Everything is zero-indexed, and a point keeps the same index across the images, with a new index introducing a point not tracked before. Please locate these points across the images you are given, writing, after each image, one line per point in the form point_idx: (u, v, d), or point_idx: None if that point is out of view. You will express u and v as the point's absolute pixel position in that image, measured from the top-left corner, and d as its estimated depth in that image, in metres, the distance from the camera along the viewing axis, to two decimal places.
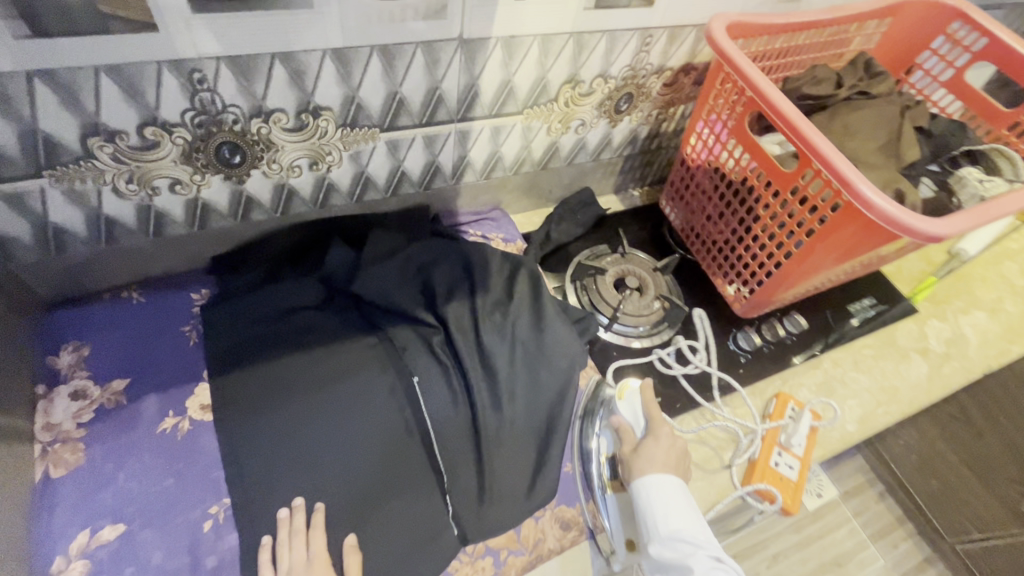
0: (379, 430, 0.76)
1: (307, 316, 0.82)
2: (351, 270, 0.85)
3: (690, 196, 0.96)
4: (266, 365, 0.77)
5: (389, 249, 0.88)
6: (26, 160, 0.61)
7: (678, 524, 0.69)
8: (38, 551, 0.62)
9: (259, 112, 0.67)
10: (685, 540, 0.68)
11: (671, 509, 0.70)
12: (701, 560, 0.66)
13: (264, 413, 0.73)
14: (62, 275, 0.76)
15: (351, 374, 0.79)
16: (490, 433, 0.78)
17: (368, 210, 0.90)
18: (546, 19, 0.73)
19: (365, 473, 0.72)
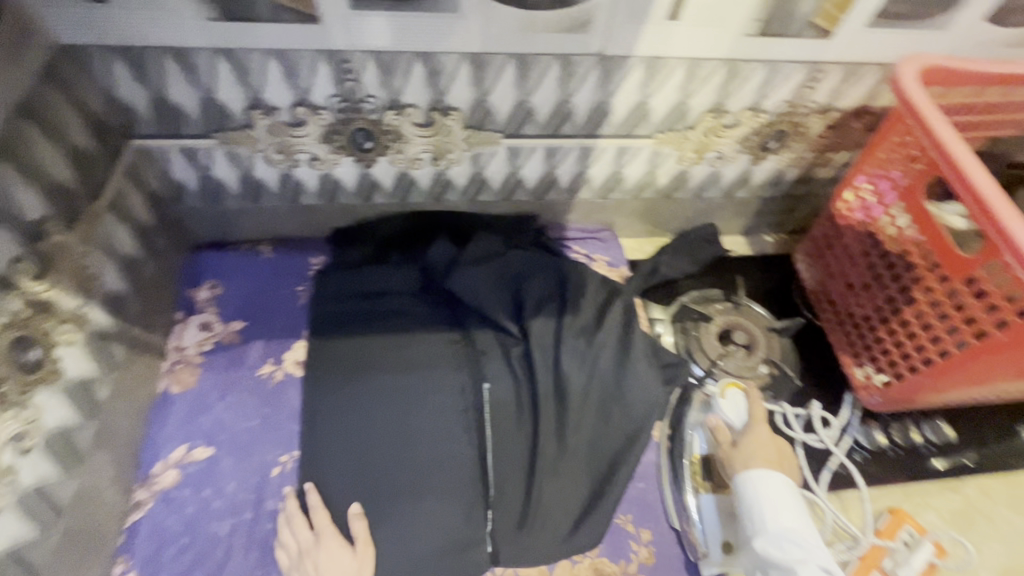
0: (440, 426, 0.77)
1: (399, 301, 0.86)
2: (450, 264, 0.87)
3: (830, 257, 0.83)
4: (355, 341, 0.82)
5: (489, 251, 0.88)
6: (203, 121, 0.70)
7: (792, 523, 0.58)
8: (146, 452, 0.72)
9: (394, 105, 0.71)
10: (798, 541, 0.57)
11: (779, 509, 0.59)
12: (811, 571, 0.55)
13: (341, 383, 0.79)
14: (215, 222, 0.87)
15: (426, 366, 0.81)
16: (546, 460, 0.75)
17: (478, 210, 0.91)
18: (699, 42, 0.67)
19: (419, 463, 0.74)
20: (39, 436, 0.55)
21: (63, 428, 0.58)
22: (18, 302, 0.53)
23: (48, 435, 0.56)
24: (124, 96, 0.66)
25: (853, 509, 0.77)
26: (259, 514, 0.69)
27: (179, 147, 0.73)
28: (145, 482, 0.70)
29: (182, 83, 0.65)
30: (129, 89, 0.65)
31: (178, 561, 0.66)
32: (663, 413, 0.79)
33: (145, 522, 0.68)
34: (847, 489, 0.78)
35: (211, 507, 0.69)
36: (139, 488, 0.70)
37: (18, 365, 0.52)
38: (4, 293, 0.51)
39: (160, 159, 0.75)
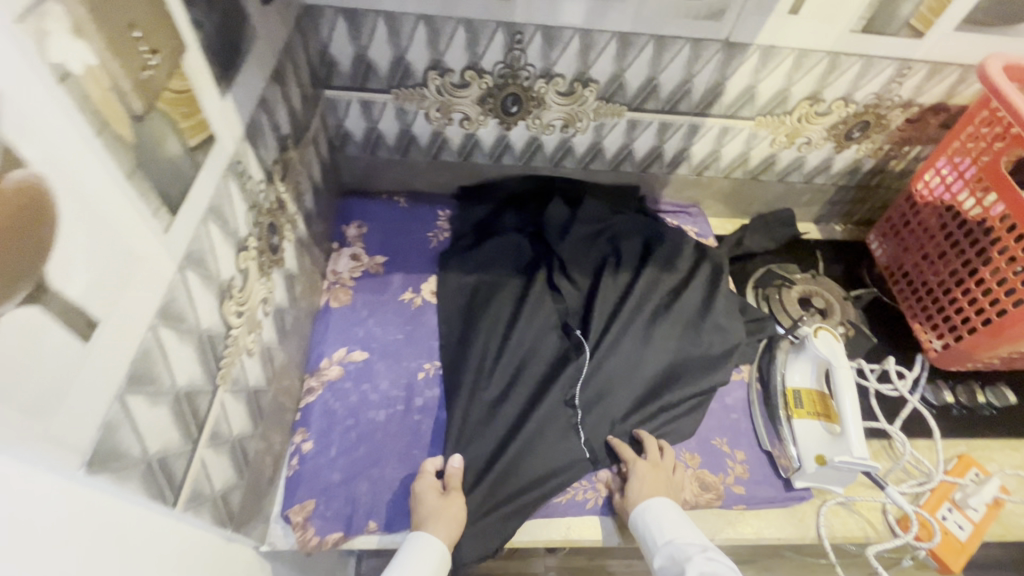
0: (556, 364, 0.84)
1: (512, 255, 0.96)
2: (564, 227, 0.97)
3: (908, 233, 0.93)
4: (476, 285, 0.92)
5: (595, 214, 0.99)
6: (387, 78, 0.85)
7: (674, 535, 0.69)
8: (313, 352, 0.85)
9: (546, 74, 0.85)
10: (680, 545, 0.68)
11: (668, 523, 0.70)
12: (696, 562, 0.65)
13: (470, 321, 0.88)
14: (365, 171, 1.02)
15: (539, 312, 0.89)
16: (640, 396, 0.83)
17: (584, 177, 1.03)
18: (811, 36, 0.80)
19: (529, 391, 0.82)
20: (272, 306, 0.68)
21: (281, 306, 0.71)
22: (273, 195, 0.66)
23: (275, 308, 0.69)
24: (334, 51, 0.81)
25: (925, 453, 0.86)
26: (410, 408, 0.81)
27: (360, 99, 0.88)
28: (315, 373, 0.83)
29: (384, 43, 0.80)
30: (341, 44, 0.80)
31: (346, 437, 0.77)
32: (752, 358, 0.89)
33: (317, 405, 0.80)
34: (916, 436, 0.87)
35: (369, 398, 0.81)
36: (310, 377, 0.82)
37: (269, 244, 0.66)
38: (268, 185, 0.65)
39: (341, 109, 0.90)
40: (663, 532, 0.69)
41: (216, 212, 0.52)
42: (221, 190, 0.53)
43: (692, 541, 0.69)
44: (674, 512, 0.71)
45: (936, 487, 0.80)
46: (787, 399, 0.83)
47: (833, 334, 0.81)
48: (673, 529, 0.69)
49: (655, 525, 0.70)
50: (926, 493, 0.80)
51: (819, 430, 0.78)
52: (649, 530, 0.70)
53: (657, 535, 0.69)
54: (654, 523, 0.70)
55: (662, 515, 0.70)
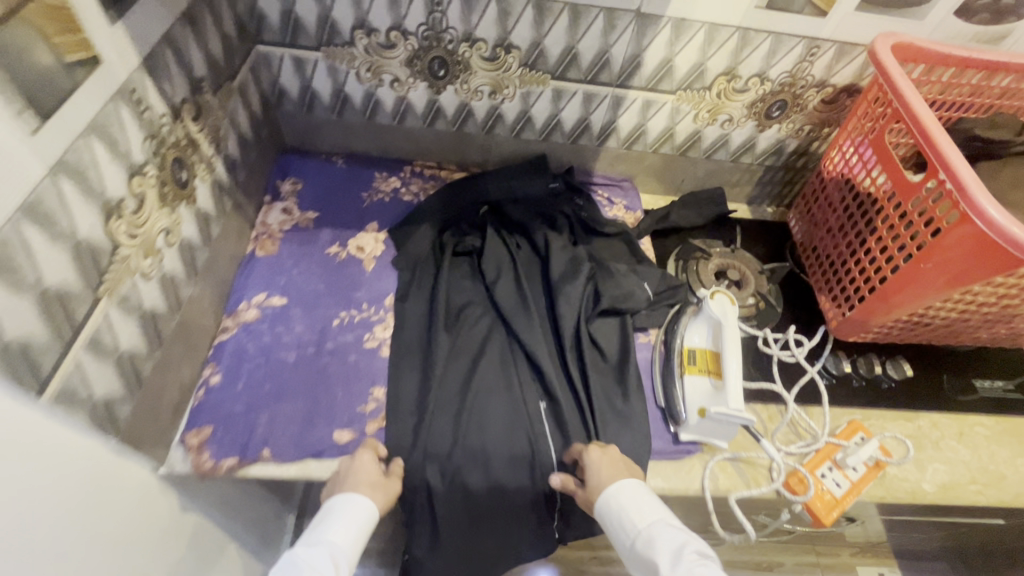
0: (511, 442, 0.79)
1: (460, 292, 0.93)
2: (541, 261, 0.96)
3: (817, 208, 0.97)
4: (415, 318, 0.89)
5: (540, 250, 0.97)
6: (316, 36, 0.88)
7: (651, 519, 0.66)
8: (233, 296, 0.89)
9: (468, 39, 0.88)
10: (659, 531, 0.65)
11: (635, 510, 0.67)
12: (675, 550, 0.62)
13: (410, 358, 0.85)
14: (303, 131, 1.05)
15: (485, 367, 0.85)
16: None
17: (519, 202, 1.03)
18: (720, 9, 0.84)
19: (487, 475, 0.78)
20: (178, 238, 0.71)
21: (190, 242, 0.74)
22: (181, 131, 0.70)
23: (182, 242, 0.72)
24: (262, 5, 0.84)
25: (819, 418, 0.89)
26: (321, 350, 0.84)
27: (292, 56, 0.91)
28: (232, 315, 0.86)
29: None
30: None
31: (255, 373, 0.81)
32: (659, 322, 0.93)
33: (230, 344, 0.83)
34: (812, 402, 0.91)
35: (282, 340, 0.85)
36: (227, 318, 0.86)
37: (175, 178, 0.69)
38: (175, 121, 0.68)
39: (275, 66, 0.93)
40: (632, 518, 0.67)
41: (102, 132, 0.55)
42: (109, 112, 0.56)
43: (662, 524, 0.66)
44: (648, 500, 0.69)
45: (820, 448, 0.84)
46: (683, 358, 0.85)
47: (729, 297, 0.84)
48: (639, 513, 0.67)
49: (620, 511, 0.68)
50: (810, 454, 0.83)
51: (705, 386, 0.81)
52: (610, 516, 0.68)
53: (629, 525, 0.67)
54: (621, 511, 0.68)
55: (626, 501, 0.68)
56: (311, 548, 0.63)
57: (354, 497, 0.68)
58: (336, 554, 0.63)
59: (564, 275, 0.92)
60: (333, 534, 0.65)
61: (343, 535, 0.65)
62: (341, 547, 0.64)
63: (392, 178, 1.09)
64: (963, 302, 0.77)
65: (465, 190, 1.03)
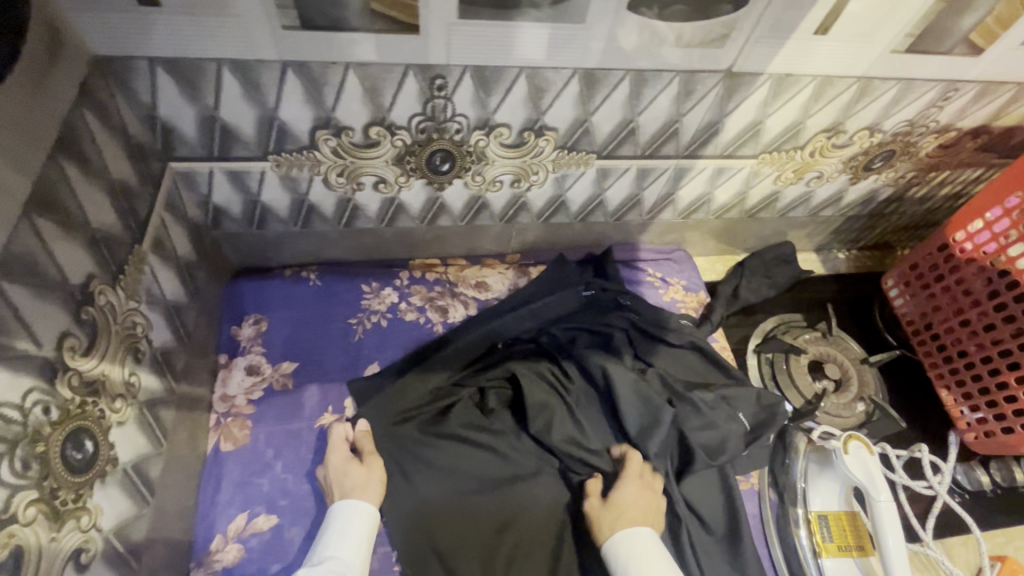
0: None
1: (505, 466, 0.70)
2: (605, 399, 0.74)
3: (938, 290, 0.77)
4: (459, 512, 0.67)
5: (600, 389, 0.74)
6: (258, 143, 0.59)
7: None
8: (200, 526, 0.63)
9: (484, 125, 0.61)
10: None
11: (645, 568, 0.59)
12: None
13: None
14: (256, 247, 0.77)
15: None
16: None
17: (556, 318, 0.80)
18: (840, 59, 0.59)
19: None
20: (99, 542, 0.46)
21: (120, 525, 0.49)
22: (69, 386, 0.43)
23: (107, 539, 0.47)
24: (166, 113, 0.55)
25: (959, 552, 0.74)
26: None
27: (225, 170, 0.62)
28: (203, 561, 0.61)
29: (239, 100, 0.54)
30: (174, 104, 0.54)
31: None
32: (762, 463, 0.73)
33: None
34: (951, 533, 0.74)
35: None
36: (197, 568, 0.61)
37: (74, 464, 0.43)
38: (54, 379, 0.41)
39: (201, 183, 0.64)
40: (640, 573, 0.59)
41: None
42: None
43: None
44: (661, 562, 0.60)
45: None
46: (812, 527, 0.69)
47: (865, 445, 0.66)
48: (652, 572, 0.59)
49: (627, 563, 0.59)
50: None
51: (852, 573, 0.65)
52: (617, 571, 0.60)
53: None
54: (631, 560, 0.59)
55: (633, 553, 0.60)
56: (313, 568, 0.56)
57: (354, 501, 0.62)
58: (342, 568, 0.57)
59: (642, 428, 0.71)
60: (336, 549, 0.59)
61: (347, 550, 0.59)
62: (346, 560, 0.58)
63: (385, 290, 0.82)
64: None
65: (486, 315, 0.79)
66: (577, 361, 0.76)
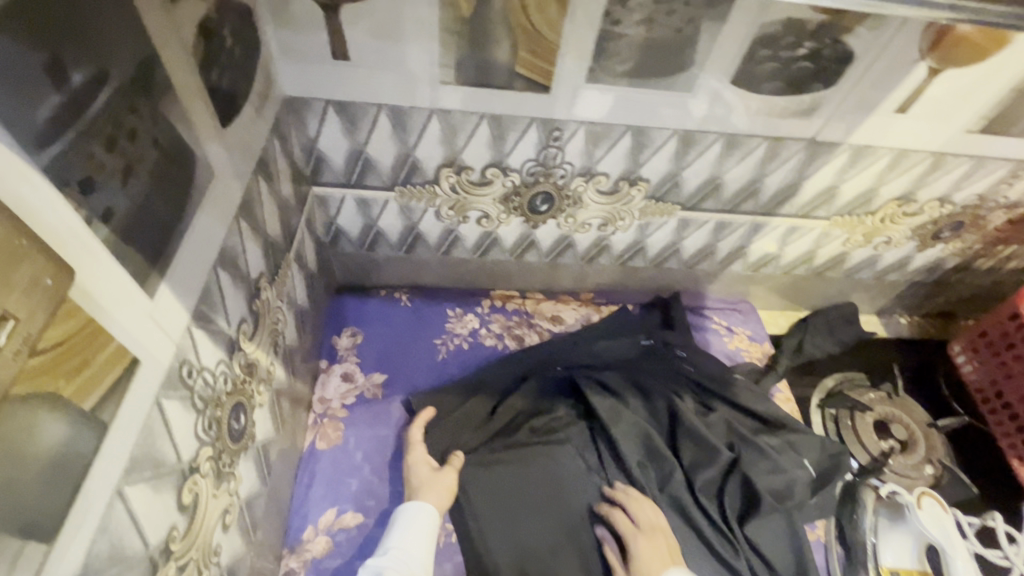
0: None
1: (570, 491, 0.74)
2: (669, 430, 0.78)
3: (1010, 357, 0.79)
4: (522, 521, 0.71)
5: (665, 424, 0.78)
6: (390, 175, 0.68)
7: None
8: (294, 517, 0.68)
9: (586, 172, 0.69)
10: None
11: None
12: None
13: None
14: (360, 267, 0.85)
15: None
16: None
17: (618, 351, 0.85)
18: (917, 135, 0.65)
19: None
20: (238, 508, 0.51)
21: (249, 497, 0.54)
22: (239, 363, 0.50)
23: (240, 508, 0.52)
24: (324, 146, 0.64)
25: None
26: None
27: (356, 197, 0.72)
28: (295, 549, 0.66)
29: (386, 139, 0.63)
30: (332, 139, 0.63)
31: None
32: (829, 511, 0.74)
33: None
34: None
35: None
36: (290, 555, 0.65)
37: (232, 433, 0.49)
38: (232, 356, 0.48)
39: (332, 206, 0.73)
40: None
41: (143, 464, 0.35)
42: (151, 422, 0.36)
43: None
44: None
45: None
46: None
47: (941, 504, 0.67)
48: None
49: None
50: None
51: None
52: None
53: None
54: None
55: None
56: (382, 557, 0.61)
57: (416, 505, 0.66)
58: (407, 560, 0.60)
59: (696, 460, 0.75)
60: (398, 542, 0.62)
61: (410, 542, 0.62)
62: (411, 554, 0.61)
63: (468, 316, 0.89)
64: None
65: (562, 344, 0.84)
66: (644, 395, 0.80)
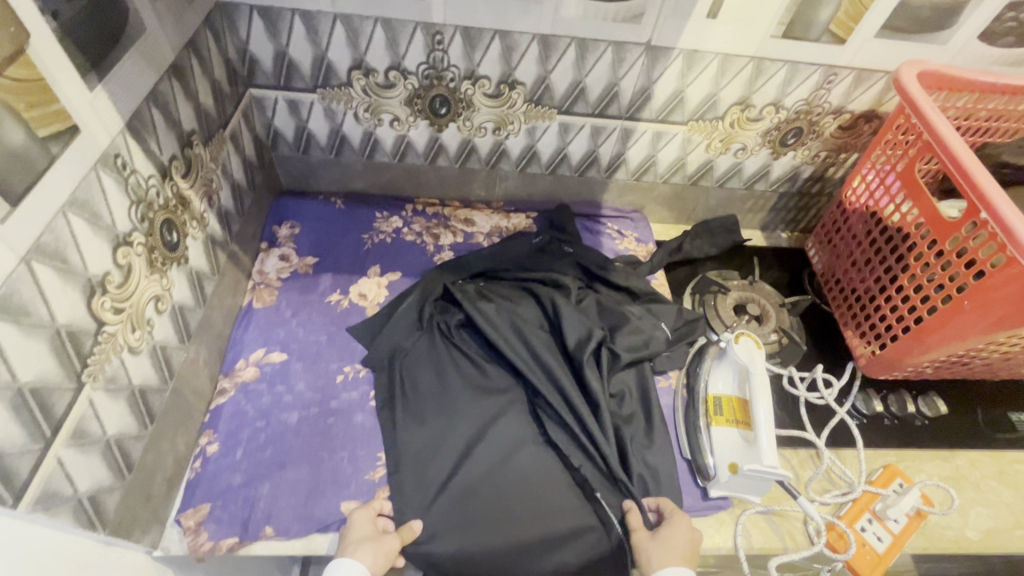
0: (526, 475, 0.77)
1: (464, 350, 0.87)
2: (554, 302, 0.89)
3: (838, 239, 0.93)
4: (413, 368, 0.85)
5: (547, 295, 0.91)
6: (311, 78, 0.84)
7: None
8: (230, 352, 0.84)
9: (471, 76, 0.85)
10: None
11: None
12: None
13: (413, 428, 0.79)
14: (299, 171, 1.01)
15: (506, 435, 0.80)
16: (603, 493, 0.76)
17: (506, 269, 0.96)
18: (733, 39, 0.80)
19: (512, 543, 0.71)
20: (169, 303, 0.66)
21: (182, 304, 0.70)
22: (171, 190, 0.65)
23: (173, 306, 0.68)
24: (254, 48, 0.80)
25: (853, 464, 0.85)
26: (326, 410, 0.79)
27: (286, 98, 0.87)
28: (229, 374, 0.81)
29: (303, 42, 0.79)
30: (260, 42, 0.80)
31: (254, 440, 0.76)
32: (680, 364, 0.89)
33: (227, 406, 0.78)
34: (845, 443, 0.86)
35: (283, 400, 0.80)
36: (224, 378, 0.81)
37: (164, 240, 0.65)
38: (164, 180, 0.64)
39: (268, 108, 0.89)
40: None
41: (82, 205, 0.51)
42: (90, 181, 0.51)
43: None
44: None
45: (859, 497, 0.79)
46: (708, 406, 0.81)
47: (754, 340, 0.80)
48: None
49: None
50: (851, 503, 0.79)
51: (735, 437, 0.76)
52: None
53: None
54: None
55: None
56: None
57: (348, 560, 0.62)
58: None
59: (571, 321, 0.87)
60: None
61: None
62: None
63: (393, 217, 1.04)
64: (1000, 344, 0.73)
65: None
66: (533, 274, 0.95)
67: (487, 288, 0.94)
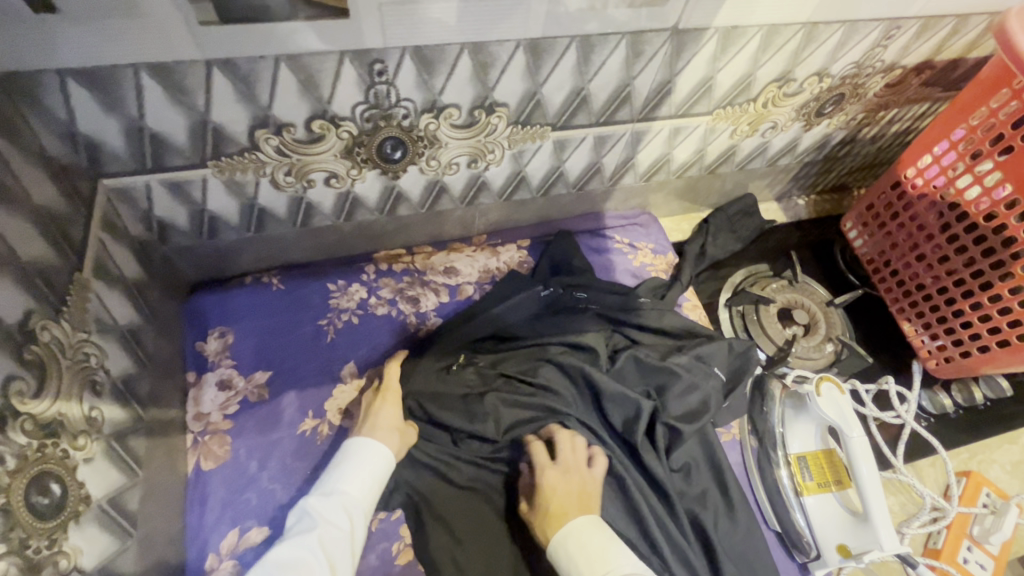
0: None
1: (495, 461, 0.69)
2: (586, 372, 0.71)
3: (895, 225, 0.79)
4: (436, 501, 0.66)
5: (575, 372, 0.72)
6: (194, 150, 0.56)
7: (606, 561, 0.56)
8: (191, 547, 0.62)
9: (431, 107, 0.59)
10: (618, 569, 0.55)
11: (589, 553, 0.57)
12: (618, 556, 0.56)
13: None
14: (209, 257, 0.73)
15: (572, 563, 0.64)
16: None
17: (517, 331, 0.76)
18: (781, 7, 0.59)
19: None
20: None
21: (105, 562, 0.48)
22: (23, 430, 0.41)
23: None
24: (89, 128, 0.51)
25: (931, 475, 0.78)
26: None
27: (163, 182, 0.58)
28: None
29: (166, 107, 0.51)
30: (95, 118, 0.50)
31: None
32: (742, 411, 0.75)
33: None
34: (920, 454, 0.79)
35: None
36: None
37: (41, 509, 0.41)
38: (7, 426, 0.40)
39: (139, 197, 0.60)
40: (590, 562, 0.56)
41: None
42: None
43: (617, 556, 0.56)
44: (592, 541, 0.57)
45: (953, 522, 0.72)
46: (793, 469, 0.71)
47: (837, 385, 0.69)
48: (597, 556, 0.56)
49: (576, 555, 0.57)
50: (945, 531, 0.72)
51: (831, 505, 0.68)
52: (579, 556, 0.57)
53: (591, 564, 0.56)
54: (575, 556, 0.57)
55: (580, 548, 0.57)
56: (325, 500, 0.58)
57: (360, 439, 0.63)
58: (350, 505, 0.58)
59: (615, 397, 0.70)
60: (346, 482, 0.59)
61: (354, 485, 0.59)
62: (354, 496, 0.59)
63: (352, 287, 0.79)
64: None
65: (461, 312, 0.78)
66: (557, 336, 0.76)
67: (499, 365, 0.74)
